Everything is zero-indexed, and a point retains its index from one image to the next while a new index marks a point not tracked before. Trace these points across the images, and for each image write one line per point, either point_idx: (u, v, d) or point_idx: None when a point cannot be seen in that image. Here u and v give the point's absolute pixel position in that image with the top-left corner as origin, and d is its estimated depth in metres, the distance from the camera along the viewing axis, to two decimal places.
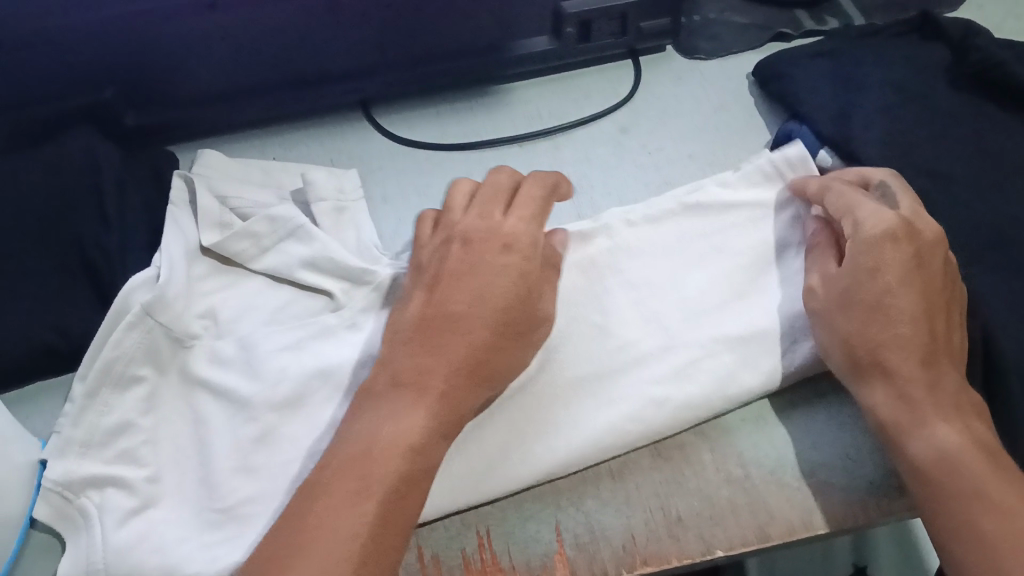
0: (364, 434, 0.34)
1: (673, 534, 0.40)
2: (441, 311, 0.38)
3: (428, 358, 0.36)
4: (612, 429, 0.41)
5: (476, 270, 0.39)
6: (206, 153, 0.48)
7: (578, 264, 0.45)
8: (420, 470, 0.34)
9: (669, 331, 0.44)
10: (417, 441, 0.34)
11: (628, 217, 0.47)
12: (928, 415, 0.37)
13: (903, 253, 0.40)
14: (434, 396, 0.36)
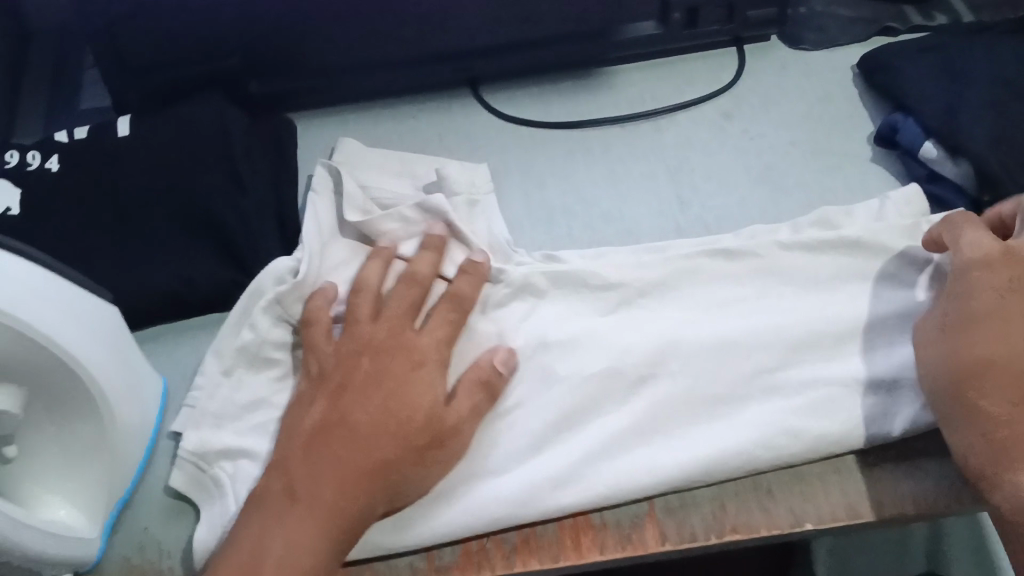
0: (307, 482, 0.38)
1: (763, 505, 0.42)
2: (337, 423, 0.40)
3: (353, 416, 0.40)
4: (739, 448, 0.42)
5: (371, 388, 0.40)
6: (348, 140, 0.51)
7: (720, 277, 0.47)
8: (347, 515, 0.38)
9: (804, 357, 0.44)
10: (344, 484, 0.38)
11: (780, 241, 0.47)
12: (1016, 461, 0.36)
13: (1011, 271, 0.40)
14: (375, 452, 0.39)
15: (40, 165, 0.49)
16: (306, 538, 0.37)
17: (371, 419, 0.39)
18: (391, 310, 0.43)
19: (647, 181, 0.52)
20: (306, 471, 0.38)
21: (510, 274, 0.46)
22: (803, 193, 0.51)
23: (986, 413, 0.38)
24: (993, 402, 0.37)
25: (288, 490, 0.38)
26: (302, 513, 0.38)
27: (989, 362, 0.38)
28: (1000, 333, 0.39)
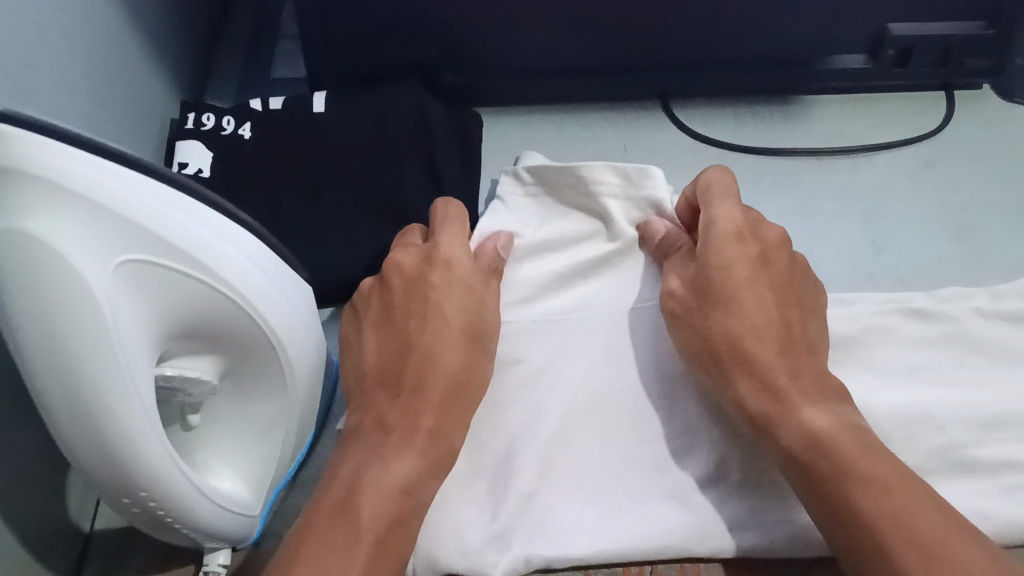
0: (364, 498, 0.34)
1: None
2: (403, 338, 0.39)
3: (408, 396, 0.37)
4: None
5: (436, 290, 0.40)
6: (530, 153, 0.50)
7: (910, 341, 0.45)
8: (392, 530, 0.33)
9: (1004, 436, 0.42)
10: (399, 503, 0.34)
11: (977, 307, 0.45)
12: (796, 405, 0.36)
13: (756, 275, 0.39)
14: (397, 466, 0.35)
15: (235, 132, 0.50)
16: (365, 541, 0.32)
17: (416, 393, 0.37)
18: (431, 251, 0.42)
19: (840, 220, 0.50)
20: (343, 490, 0.34)
21: None
22: (1007, 255, 0.48)
23: (810, 437, 0.35)
24: (815, 419, 0.35)
25: (380, 421, 0.37)
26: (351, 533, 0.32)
27: (743, 350, 0.38)
28: (786, 350, 0.38)
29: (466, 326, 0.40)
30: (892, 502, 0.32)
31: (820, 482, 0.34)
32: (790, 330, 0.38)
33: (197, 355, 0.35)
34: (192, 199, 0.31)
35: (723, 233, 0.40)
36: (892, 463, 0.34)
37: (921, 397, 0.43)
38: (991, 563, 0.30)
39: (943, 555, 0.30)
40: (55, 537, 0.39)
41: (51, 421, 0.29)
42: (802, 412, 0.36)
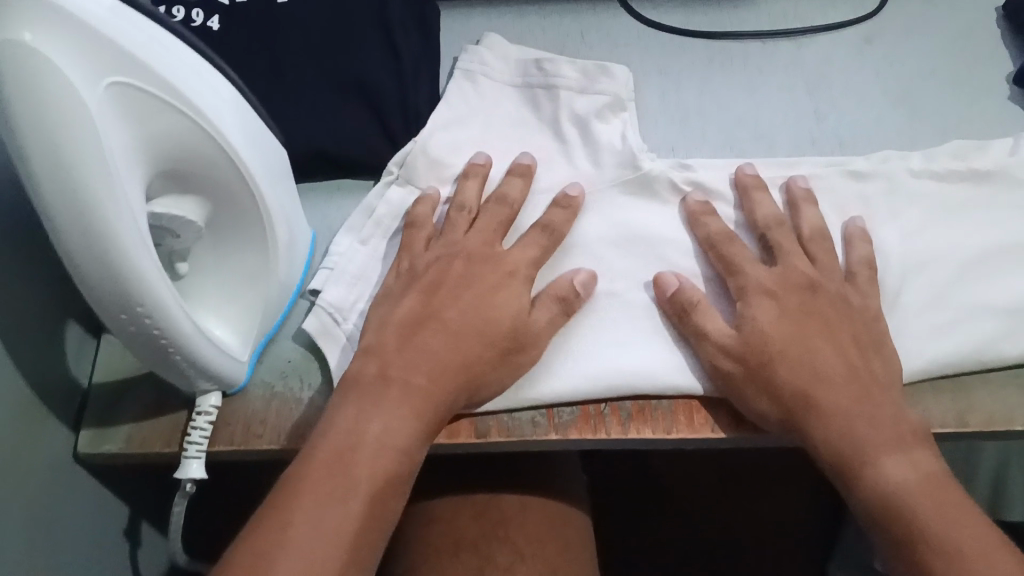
0: (360, 449, 0.38)
1: None
2: (432, 315, 0.43)
3: (420, 373, 0.40)
4: None
5: (473, 285, 0.44)
6: (489, 33, 0.54)
7: (849, 198, 0.49)
8: (387, 492, 0.38)
9: (932, 283, 0.46)
10: (395, 465, 0.38)
11: (910, 166, 0.49)
12: (861, 413, 0.39)
13: (787, 325, 0.42)
14: (398, 429, 0.39)
15: (203, 24, 0.51)
16: (356, 500, 0.37)
17: (427, 368, 0.41)
18: (472, 248, 0.45)
19: (785, 93, 0.53)
20: (347, 441, 0.38)
21: (642, 166, 0.48)
22: (937, 123, 0.52)
23: (886, 493, 0.38)
24: (895, 473, 0.38)
25: (384, 375, 0.40)
26: (346, 492, 0.37)
27: (800, 362, 0.40)
28: (848, 362, 0.41)
29: (494, 318, 0.42)
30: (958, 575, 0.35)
31: (898, 540, 0.37)
32: (854, 377, 0.40)
33: (181, 196, 0.37)
34: (166, 32, 0.34)
35: (759, 296, 0.43)
36: (980, 526, 0.37)
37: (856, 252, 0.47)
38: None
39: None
40: (54, 385, 0.42)
41: (56, 239, 0.31)
42: (882, 464, 0.38)
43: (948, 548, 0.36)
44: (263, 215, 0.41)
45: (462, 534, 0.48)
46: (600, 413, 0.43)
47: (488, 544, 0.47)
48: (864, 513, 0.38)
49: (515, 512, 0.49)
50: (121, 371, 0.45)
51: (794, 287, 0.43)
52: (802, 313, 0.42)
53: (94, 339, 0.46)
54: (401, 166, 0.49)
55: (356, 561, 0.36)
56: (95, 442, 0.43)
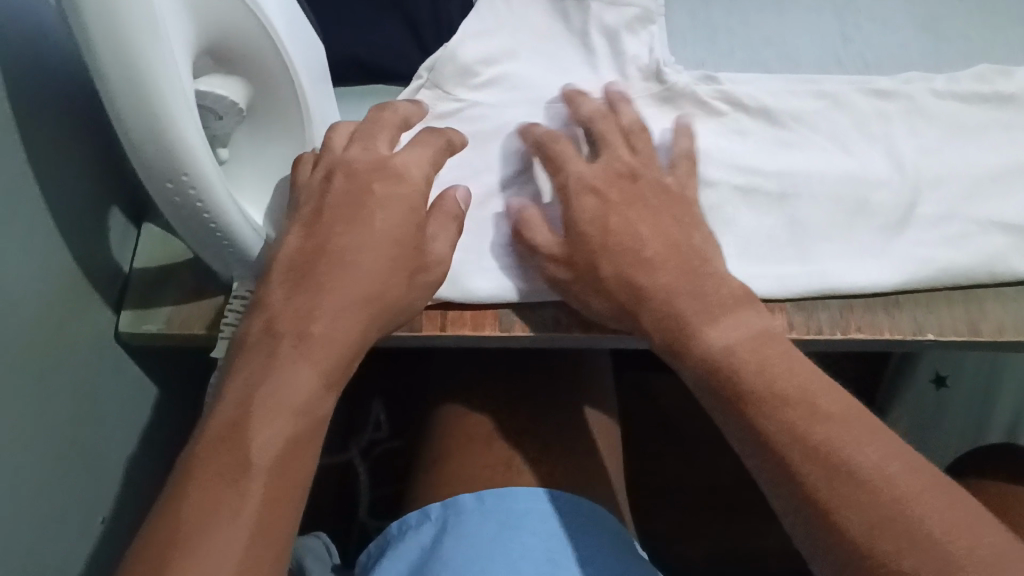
0: (264, 402, 0.34)
1: (889, 311, 0.44)
2: (327, 243, 0.39)
3: (316, 312, 0.36)
4: (871, 276, 0.44)
5: (362, 202, 0.40)
6: None
7: (871, 115, 0.49)
8: (302, 447, 0.34)
9: (949, 199, 0.47)
10: (301, 420, 0.34)
11: (933, 87, 0.50)
12: (714, 331, 0.37)
13: (611, 212, 0.43)
14: (301, 371, 0.35)
15: None
16: (272, 452, 0.32)
17: (322, 305, 0.36)
18: (358, 160, 0.41)
19: (812, 15, 0.54)
20: (251, 393, 0.34)
21: (669, 81, 0.49)
22: (963, 47, 0.53)
23: (709, 359, 0.37)
24: (719, 336, 0.37)
25: (273, 325, 0.36)
26: (262, 443, 0.32)
27: (641, 285, 0.40)
28: (687, 285, 0.40)
29: (399, 235, 0.39)
30: (789, 415, 0.33)
31: (731, 402, 0.35)
32: (674, 250, 0.41)
33: (225, 77, 0.39)
34: None
35: (583, 193, 0.43)
36: (804, 369, 0.35)
37: (876, 168, 0.48)
38: (922, 476, 0.30)
39: (843, 456, 0.31)
40: (99, 264, 0.44)
41: (108, 98, 0.33)
42: (715, 324, 0.38)
43: (780, 389, 0.34)
44: (300, 108, 0.42)
45: (497, 425, 0.52)
46: None
47: (519, 438, 0.51)
48: (697, 380, 0.38)
49: (546, 412, 0.53)
50: (161, 258, 0.47)
51: (614, 176, 0.44)
52: (622, 205, 0.43)
53: (136, 228, 0.48)
54: (431, 70, 0.49)
55: (285, 514, 0.32)
56: (135, 322, 0.45)
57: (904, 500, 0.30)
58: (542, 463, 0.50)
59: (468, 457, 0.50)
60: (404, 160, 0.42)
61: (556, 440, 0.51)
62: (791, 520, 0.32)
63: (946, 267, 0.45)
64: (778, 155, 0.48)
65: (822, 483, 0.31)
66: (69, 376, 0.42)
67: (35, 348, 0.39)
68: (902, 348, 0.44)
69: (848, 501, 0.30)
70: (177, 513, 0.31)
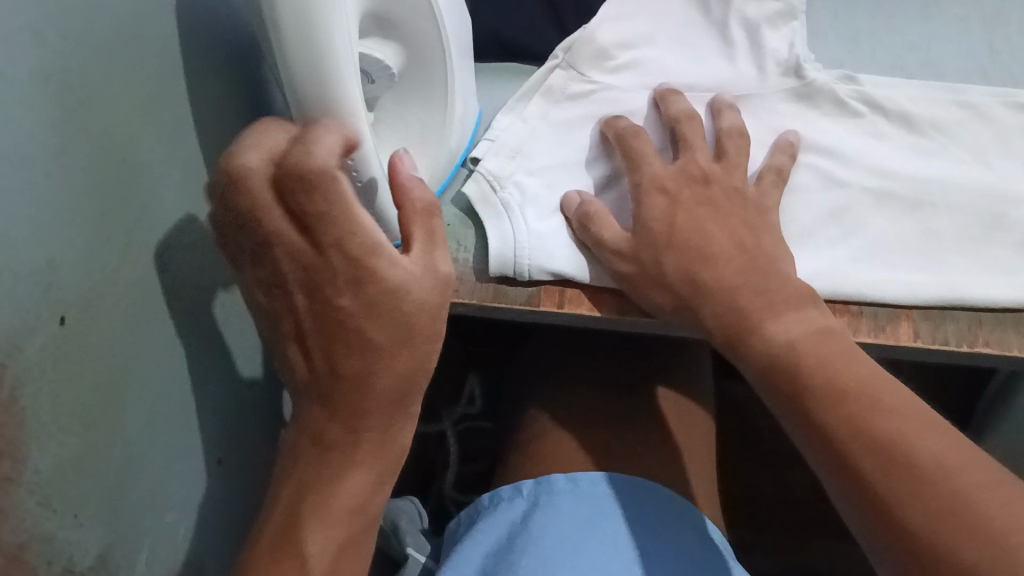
0: (316, 523, 0.37)
1: (1020, 329, 0.43)
2: (334, 368, 0.36)
3: (357, 435, 0.37)
4: (1004, 292, 0.43)
5: (340, 322, 0.35)
6: None
7: (1015, 130, 0.48)
8: (352, 543, 0.38)
9: None
10: (351, 525, 0.38)
11: None
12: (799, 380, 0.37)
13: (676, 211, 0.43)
14: (350, 483, 0.37)
15: None
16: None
17: (359, 433, 0.37)
18: (293, 254, 0.34)
19: (959, 23, 0.53)
20: (306, 508, 0.37)
21: (809, 77, 0.49)
22: None
23: (776, 354, 0.38)
24: (783, 332, 0.38)
25: (319, 441, 0.37)
26: (320, 557, 0.37)
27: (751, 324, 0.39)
28: (796, 389, 0.37)
29: (409, 330, 0.36)
30: (849, 410, 0.34)
31: (790, 399, 0.37)
32: (741, 252, 0.42)
33: (381, 41, 0.40)
34: None
35: (656, 193, 0.44)
36: (875, 372, 0.36)
37: (1016, 184, 0.46)
38: (977, 468, 0.31)
39: (903, 452, 0.32)
40: None
41: (280, 54, 0.34)
42: (778, 321, 0.39)
43: (841, 385, 0.35)
44: (447, 79, 0.43)
45: (596, 410, 0.52)
46: None
47: (617, 425, 0.51)
48: (757, 375, 0.39)
49: (646, 401, 0.53)
50: None
51: (686, 179, 0.44)
52: (690, 205, 0.43)
53: None
54: (567, 51, 0.50)
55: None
56: None
57: (965, 496, 0.30)
58: (637, 453, 0.49)
59: (565, 440, 0.51)
60: (387, 271, 0.35)
61: (655, 431, 0.51)
62: (851, 517, 0.34)
63: None
64: (913, 164, 0.47)
65: (882, 483, 0.32)
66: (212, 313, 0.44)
67: (180, 336, 0.40)
68: None
69: (906, 495, 0.31)
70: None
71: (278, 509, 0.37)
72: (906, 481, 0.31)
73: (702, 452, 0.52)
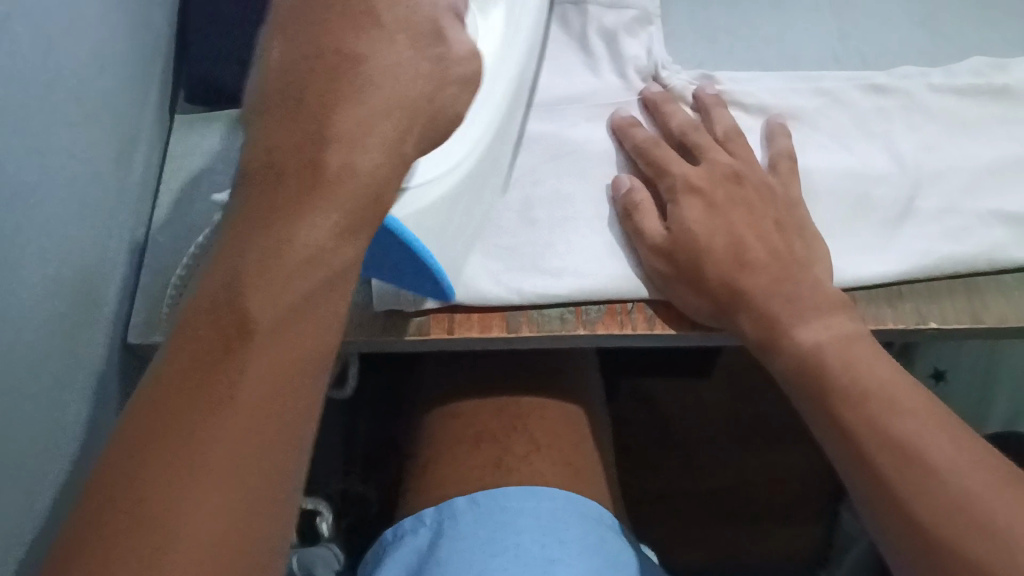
0: (237, 299, 0.27)
1: (892, 304, 0.45)
2: (261, 256, 0.28)
3: (283, 222, 0.28)
4: (875, 270, 0.45)
5: (266, 191, 0.29)
6: None
7: (869, 111, 0.50)
8: (325, 297, 0.29)
9: (949, 194, 0.47)
10: (319, 273, 0.29)
11: (930, 82, 0.50)
12: (831, 388, 0.37)
13: (709, 220, 0.43)
14: (303, 240, 0.28)
15: None
16: (252, 440, 0.26)
17: (298, 199, 0.29)
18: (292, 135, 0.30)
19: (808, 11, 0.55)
20: (253, 259, 0.28)
21: (667, 77, 0.51)
22: (956, 44, 0.54)
23: (803, 358, 0.39)
24: (811, 335, 0.39)
25: (213, 310, 0.27)
26: (223, 424, 0.26)
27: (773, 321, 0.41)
28: (820, 388, 0.38)
29: (415, 100, 0.33)
30: (871, 410, 0.36)
31: (820, 403, 0.38)
32: (777, 259, 0.42)
33: None
34: None
35: (687, 195, 0.44)
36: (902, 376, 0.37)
37: (876, 163, 0.48)
38: (989, 471, 0.32)
39: (919, 452, 0.33)
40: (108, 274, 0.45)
41: None
42: (805, 324, 0.40)
43: (864, 385, 0.36)
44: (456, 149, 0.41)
45: (485, 424, 0.52)
46: (625, 310, 0.45)
47: (507, 435, 0.51)
48: (789, 377, 0.40)
49: (535, 411, 0.53)
50: (167, 267, 0.48)
51: (722, 179, 0.45)
52: (725, 206, 0.44)
53: (142, 238, 0.49)
54: None
55: (264, 493, 0.27)
56: (145, 331, 0.46)
57: (972, 496, 0.32)
58: (530, 463, 0.49)
59: (458, 457, 0.50)
60: (365, 100, 0.31)
61: (545, 438, 0.51)
62: (865, 509, 0.36)
63: (948, 257, 0.45)
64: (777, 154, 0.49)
65: (905, 493, 0.33)
66: (89, 362, 0.43)
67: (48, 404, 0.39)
68: (905, 338, 0.45)
69: (918, 491, 0.33)
70: (112, 518, 0.24)
71: (172, 355, 0.27)
72: (917, 488, 0.33)
73: (589, 449, 0.53)
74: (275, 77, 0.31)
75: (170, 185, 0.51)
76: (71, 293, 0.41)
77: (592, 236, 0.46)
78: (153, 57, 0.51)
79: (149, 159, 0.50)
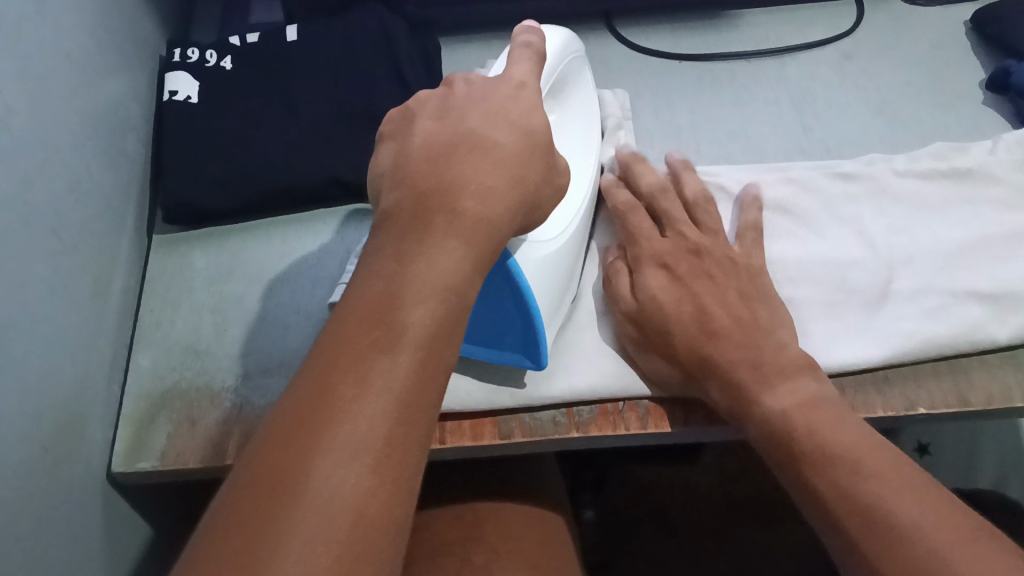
0: (352, 371, 0.25)
1: (879, 389, 0.45)
2: (384, 314, 0.26)
3: (394, 307, 0.27)
4: (860, 354, 0.45)
5: (384, 271, 0.28)
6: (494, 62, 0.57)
7: (838, 198, 0.51)
8: (430, 385, 0.26)
9: (924, 276, 0.48)
10: (420, 364, 0.26)
11: (894, 168, 0.52)
12: (803, 452, 0.37)
13: (675, 289, 0.44)
14: (411, 325, 0.26)
15: (217, 64, 0.56)
16: (351, 506, 0.23)
17: (400, 287, 0.27)
18: (411, 217, 0.30)
19: (772, 106, 0.57)
20: (371, 319, 0.26)
21: None
22: (916, 130, 0.55)
23: (771, 422, 0.38)
24: (775, 399, 0.39)
25: (345, 361, 0.25)
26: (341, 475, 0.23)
27: (743, 388, 0.40)
28: (791, 456, 0.37)
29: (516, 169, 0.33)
30: (836, 472, 0.35)
31: (790, 466, 0.37)
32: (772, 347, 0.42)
33: None
34: None
35: (651, 262, 0.45)
36: (865, 436, 0.37)
37: (850, 249, 0.49)
38: (956, 529, 0.31)
39: (886, 514, 0.33)
40: (91, 401, 0.44)
41: None
42: (771, 390, 0.39)
43: (830, 448, 0.36)
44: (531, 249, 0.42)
45: (441, 538, 0.50)
46: (618, 409, 0.45)
47: (462, 545, 0.49)
48: (760, 438, 0.39)
49: (491, 517, 0.51)
50: (149, 393, 0.47)
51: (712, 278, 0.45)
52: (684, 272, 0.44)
53: (124, 362, 0.48)
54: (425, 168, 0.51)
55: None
56: (129, 459, 0.44)
57: (939, 555, 0.31)
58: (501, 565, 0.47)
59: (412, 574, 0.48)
60: (477, 175, 0.31)
61: (502, 541, 0.49)
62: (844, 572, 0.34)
63: (932, 339, 0.45)
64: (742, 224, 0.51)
65: (879, 559, 0.32)
66: (68, 499, 0.41)
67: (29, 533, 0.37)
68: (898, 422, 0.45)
69: (887, 552, 0.32)
70: (222, 553, 0.21)
71: (289, 408, 0.25)
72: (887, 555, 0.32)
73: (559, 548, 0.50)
74: (405, 171, 0.32)
75: (153, 308, 0.51)
76: (51, 421, 0.40)
77: (582, 337, 0.47)
78: (128, 184, 0.51)
79: (128, 280, 0.50)
